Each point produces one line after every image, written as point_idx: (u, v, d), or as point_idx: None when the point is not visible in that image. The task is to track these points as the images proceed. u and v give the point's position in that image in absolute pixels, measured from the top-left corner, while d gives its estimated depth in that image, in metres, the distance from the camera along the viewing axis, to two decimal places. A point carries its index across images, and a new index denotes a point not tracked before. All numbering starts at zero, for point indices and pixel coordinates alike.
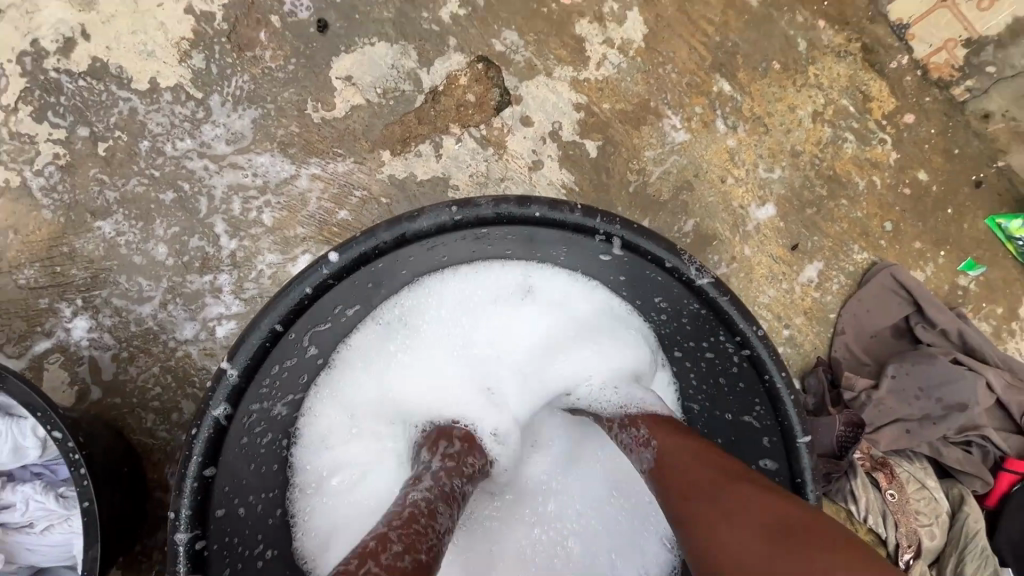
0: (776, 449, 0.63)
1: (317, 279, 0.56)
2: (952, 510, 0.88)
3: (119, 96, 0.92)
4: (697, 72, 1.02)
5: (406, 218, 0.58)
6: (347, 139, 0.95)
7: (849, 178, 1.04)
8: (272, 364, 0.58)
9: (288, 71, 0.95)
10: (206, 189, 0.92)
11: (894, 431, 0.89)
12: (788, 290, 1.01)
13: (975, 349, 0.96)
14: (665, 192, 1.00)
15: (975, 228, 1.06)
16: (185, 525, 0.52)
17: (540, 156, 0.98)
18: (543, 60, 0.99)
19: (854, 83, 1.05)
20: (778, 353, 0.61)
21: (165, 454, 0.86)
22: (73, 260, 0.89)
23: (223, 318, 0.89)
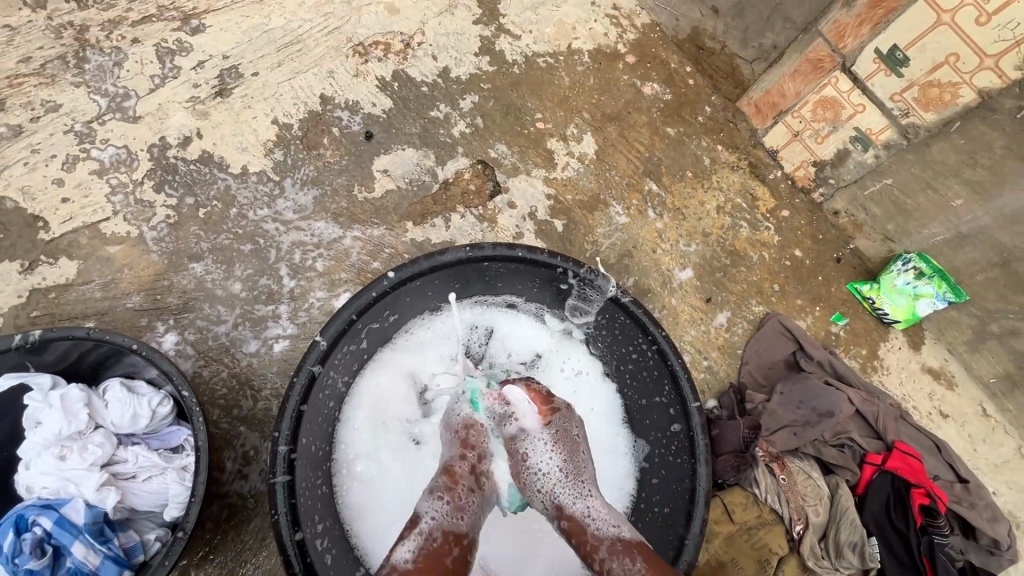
0: (680, 415, 0.93)
1: (381, 287, 0.89)
2: (832, 494, 1.15)
3: (218, 176, 1.28)
4: (633, 177, 1.44)
5: (436, 253, 0.92)
6: (382, 212, 1.31)
7: (745, 252, 1.43)
8: (343, 344, 0.89)
9: (342, 164, 1.33)
10: (276, 243, 1.25)
11: (784, 434, 1.19)
12: (705, 331, 1.35)
13: (843, 376, 1.29)
14: (612, 258, 1.37)
15: (840, 291, 1.44)
16: (285, 438, 0.80)
17: (521, 229, 1.35)
18: (524, 164, 1.40)
19: (744, 187, 1.49)
20: (677, 346, 0.92)
21: (225, 441, 1.09)
22: (170, 291, 1.18)
23: (280, 337, 1.18)
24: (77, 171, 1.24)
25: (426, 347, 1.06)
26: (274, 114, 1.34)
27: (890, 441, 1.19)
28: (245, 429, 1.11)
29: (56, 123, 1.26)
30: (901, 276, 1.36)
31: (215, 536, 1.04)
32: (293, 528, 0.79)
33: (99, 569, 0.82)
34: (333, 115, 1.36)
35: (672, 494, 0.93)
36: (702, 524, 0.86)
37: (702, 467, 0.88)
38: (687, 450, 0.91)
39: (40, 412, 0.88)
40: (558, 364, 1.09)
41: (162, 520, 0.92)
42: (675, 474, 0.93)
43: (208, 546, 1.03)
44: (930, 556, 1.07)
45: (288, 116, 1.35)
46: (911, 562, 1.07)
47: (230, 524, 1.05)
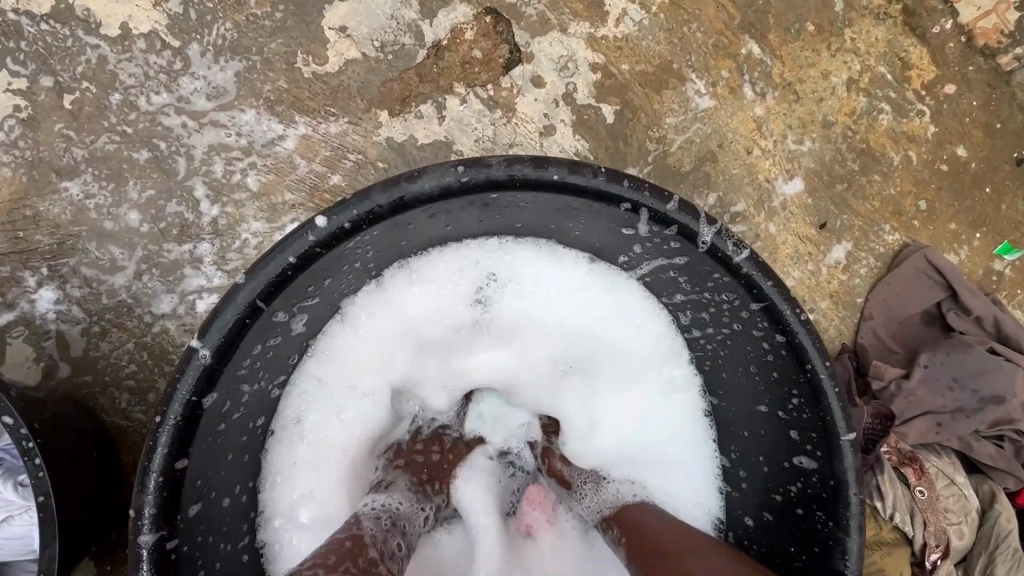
0: (815, 446, 0.58)
1: (302, 247, 0.50)
2: (981, 508, 0.83)
3: (86, 42, 0.83)
4: (725, 32, 0.94)
5: (404, 178, 0.51)
6: (341, 97, 0.87)
7: (883, 153, 0.97)
8: (252, 342, 0.54)
9: (275, 18, 0.86)
10: (185, 149, 0.83)
11: (923, 425, 0.84)
12: (814, 272, 0.94)
13: (1010, 339, 0.90)
14: (686, 163, 0.92)
15: (1015, 209, 0.99)
16: (149, 526, 0.49)
17: (551, 121, 0.90)
18: (557, 13, 0.90)
19: (893, 49, 0.97)
20: (823, 341, 0.54)
21: (142, 437, 0.79)
22: (38, 224, 0.81)
23: (204, 291, 0.82)
24: None
25: (409, 313, 0.68)
26: None
27: None
28: None
29: None
30: None
31: None
32: None
33: None
34: None
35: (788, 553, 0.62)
36: None
37: (852, 539, 0.55)
38: (823, 502, 0.58)
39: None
40: (616, 338, 0.70)
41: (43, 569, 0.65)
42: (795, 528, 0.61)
43: None
44: None
45: None
46: None
47: None
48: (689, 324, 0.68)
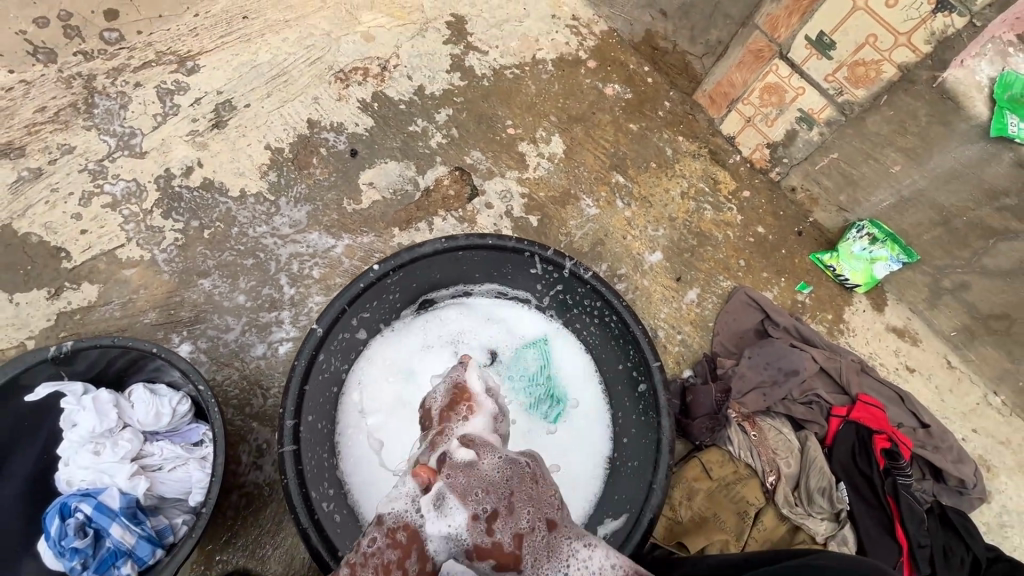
0: (644, 375, 1.03)
1: (367, 279, 1.00)
2: (801, 447, 1.24)
3: (219, 200, 1.40)
4: (601, 171, 1.56)
5: (416, 245, 1.03)
6: (370, 221, 1.43)
7: (711, 233, 1.54)
8: (339, 331, 1.00)
9: (331, 181, 1.46)
10: (275, 256, 1.36)
11: (753, 396, 1.28)
12: (678, 308, 1.45)
13: (809, 339, 1.38)
14: (585, 246, 1.48)
15: (803, 262, 1.53)
16: (291, 414, 0.91)
17: (499, 227, 1.47)
18: (498, 167, 1.52)
19: (706, 173, 1.59)
20: (636, 314, 1.03)
21: (240, 436, 1.20)
22: (183, 305, 1.30)
23: (284, 340, 1.29)
24: (93, 205, 1.36)
25: (425, 335, 1.16)
26: (267, 140, 1.47)
27: (854, 393, 1.28)
28: (256, 425, 1.22)
29: (71, 164, 1.39)
30: (857, 242, 1.46)
31: (236, 522, 1.14)
32: (301, 488, 0.89)
33: (136, 547, 0.92)
34: (320, 137, 1.49)
35: (641, 449, 1.02)
36: (667, 469, 0.95)
37: (665, 420, 0.98)
38: (652, 406, 1.01)
39: (71, 415, 0.99)
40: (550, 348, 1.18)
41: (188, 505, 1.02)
42: (643, 430, 1.03)
43: (229, 532, 1.13)
44: (895, 495, 1.14)
45: (279, 140, 1.48)
46: (878, 502, 1.15)
47: (249, 511, 1.15)
48: (580, 326, 1.16)
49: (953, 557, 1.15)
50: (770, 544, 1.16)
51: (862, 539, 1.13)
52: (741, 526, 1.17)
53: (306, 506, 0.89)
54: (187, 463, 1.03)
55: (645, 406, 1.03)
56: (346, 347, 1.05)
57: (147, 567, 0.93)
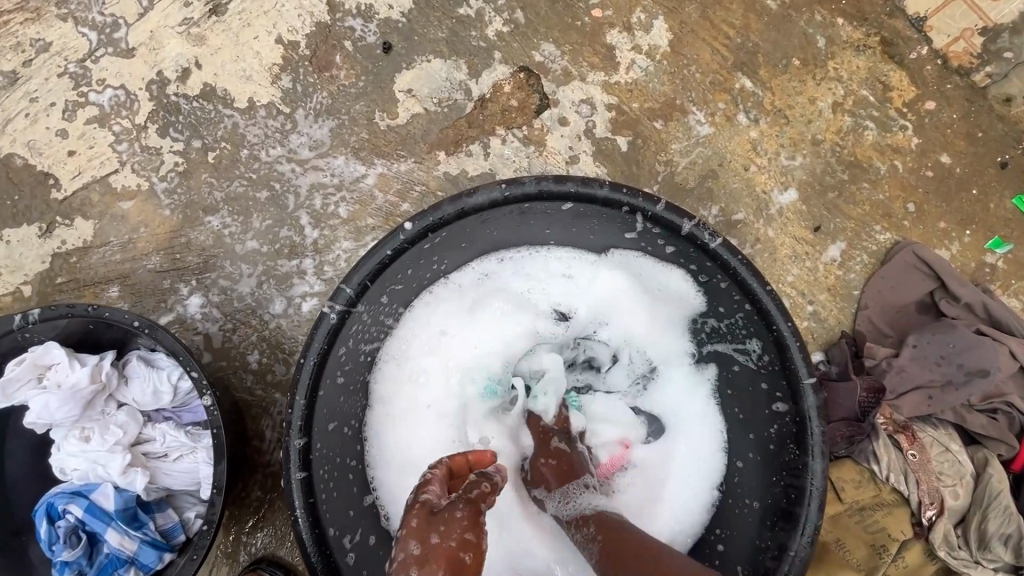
0: (783, 390, 0.73)
1: (396, 243, 0.71)
2: (977, 473, 0.92)
3: (224, 113, 1.12)
4: (719, 71, 1.12)
5: (465, 194, 0.71)
6: (409, 142, 1.11)
7: (870, 163, 1.10)
8: (359, 311, 0.73)
9: (359, 87, 1.12)
10: (293, 189, 1.09)
11: (915, 398, 0.94)
12: (812, 268, 1.08)
13: (1003, 324, 1.00)
14: (691, 180, 1.10)
15: (1002, 207, 1.09)
16: (297, 431, 0.67)
17: (575, 151, 1.11)
18: (577, 67, 1.12)
19: (875, 74, 1.11)
20: (784, 304, 0.70)
21: (261, 409, 1.02)
22: (189, 249, 1.08)
23: (307, 295, 1.06)
24: (79, 120, 1.11)
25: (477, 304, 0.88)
26: (277, 31, 1.13)
27: None
28: (280, 396, 1.03)
29: (49, 65, 1.12)
30: None
31: (262, 504, 1.00)
32: (315, 526, 0.67)
33: (138, 554, 0.78)
34: (343, 25, 1.13)
35: (765, 489, 0.75)
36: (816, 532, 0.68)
37: (816, 462, 0.68)
38: (795, 437, 0.71)
39: (27, 389, 0.81)
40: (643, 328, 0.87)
41: (201, 497, 0.87)
42: (774, 463, 0.74)
43: (256, 514, 1.00)
44: None
45: (292, 32, 1.13)
46: None
47: (276, 494, 1.00)
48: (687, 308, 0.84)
49: None
50: None
51: None
52: (875, 563, 0.90)
53: (321, 549, 0.68)
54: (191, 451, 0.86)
55: (780, 431, 0.74)
56: (373, 327, 0.79)
57: (153, 573, 0.79)
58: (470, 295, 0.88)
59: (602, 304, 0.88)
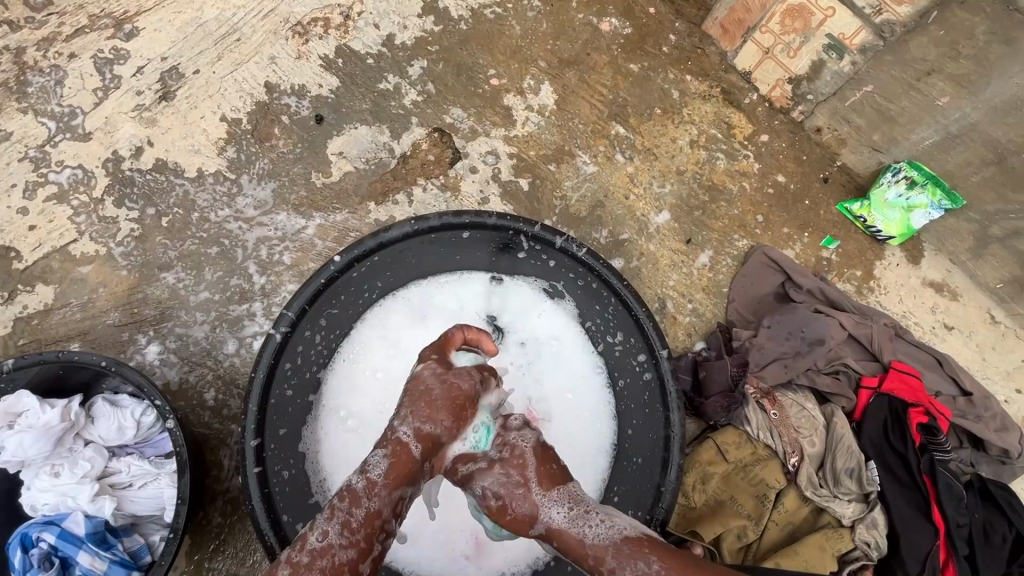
0: (649, 363, 0.92)
1: (327, 273, 0.88)
2: (827, 423, 1.13)
3: (176, 182, 1.27)
4: (598, 122, 1.38)
5: (381, 231, 0.90)
6: (342, 196, 1.29)
7: (724, 185, 1.37)
8: (301, 331, 0.88)
9: (297, 153, 1.31)
10: (242, 243, 1.24)
11: (774, 368, 1.16)
12: (688, 273, 1.31)
13: (836, 302, 1.24)
14: (583, 210, 1.33)
15: (829, 213, 1.37)
16: (251, 434, 0.81)
17: (486, 194, 1.32)
18: (482, 126, 1.35)
19: (719, 116, 1.40)
20: (639, 294, 0.91)
21: (220, 440, 1.13)
22: (146, 303, 1.20)
23: (258, 334, 1.20)
24: (38, 198, 1.24)
25: (408, 326, 1.01)
26: (221, 111, 1.31)
27: (887, 361, 1.16)
28: (236, 427, 1.14)
29: (10, 151, 1.26)
30: (892, 188, 1.29)
31: (223, 529, 1.09)
32: (270, 515, 0.80)
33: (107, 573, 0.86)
34: (280, 103, 1.33)
35: (648, 445, 0.93)
36: (679, 470, 0.86)
37: (675, 414, 0.88)
38: (660, 399, 0.91)
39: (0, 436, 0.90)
40: (547, 332, 1.03)
41: (164, 521, 0.96)
42: (650, 423, 0.93)
43: (216, 540, 1.08)
44: (932, 474, 1.04)
45: (235, 110, 1.32)
46: (912, 481, 1.05)
47: (236, 518, 1.10)
48: (584, 312, 1.01)
49: (992, 535, 1.05)
50: (790, 527, 1.08)
51: (894, 521, 1.03)
52: (759, 510, 1.08)
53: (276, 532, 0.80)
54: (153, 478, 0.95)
55: (652, 395, 0.93)
56: (319, 348, 0.93)
57: None
58: (403, 318, 1.01)
59: (513, 316, 1.04)
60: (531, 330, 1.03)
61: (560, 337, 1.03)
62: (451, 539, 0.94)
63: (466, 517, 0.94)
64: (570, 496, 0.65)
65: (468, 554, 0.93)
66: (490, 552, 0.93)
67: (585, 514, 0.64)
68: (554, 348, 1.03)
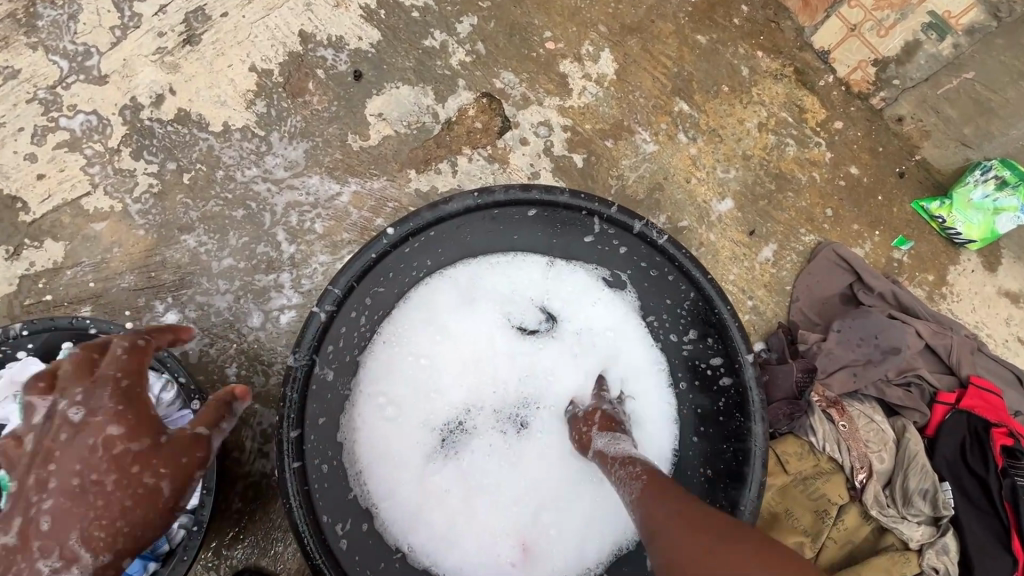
0: (730, 367, 0.82)
1: (379, 247, 0.78)
2: (897, 439, 1.05)
3: (199, 136, 1.16)
4: (660, 96, 1.26)
5: (441, 203, 0.79)
6: (380, 162, 1.18)
7: (792, 174, 1.26)
8: (345, 311, 0.79)
9: (332, 111, 1.19)
10: (270, 207, 1.14)
11: (842, 376, 1.07)
12: (749, 267, 1.21)
13: (909, 308, 1.15)
14: (640, 193, 1.22)
15: (904, 210, 1.26)
16: (291, 424, 0.73)
17: (536, 168, 1.21)
18: (534, 93, 1.23)
19: (792, 99, 1.28)
20: (723, 290, 0.80)
21: (241, 420, 1.05)
22: (164, 267, 1.10)
23: (284, 308, 1.10)
24: (48, 145, 1.13)
25: (453, 307, 0.93)
26: (251, 60, 1.19)
27: (965, 376, 1.07)
28: (259, 407, 1.06)
29: (18, 91, 1.14)
30: (979, 187, 1.18)
31: (243, 515, 1.01)
32: (309, 514, 0.72)
33: None
34: (315, 55, 1.21)
35: (720, 457, 0.84)
36: (760, 488, 0.76)
37: (756, 424, 0.78)
38: (739, 406, 0.81)
39: (1, 406, 0.81)
40: (603, 323, 0.95)
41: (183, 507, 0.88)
42: (725, 433, 0.84)
43: (236, 527, 1.01)
44: (1014, 501, 0.96)
45: (266, 60, 1.20)
46: (990, 507, 0.97)
47: (257, 505, 1.02)
48: (648, 305, 0.92)
49: None
50: (850, 546, 1.01)
51: (968, 549, 0.96)
52: (819, 527, 1.00)
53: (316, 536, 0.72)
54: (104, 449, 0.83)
55: (729, 403, 0.83)
56: (361, 329, 0.84)
57: None
58: (448, 299, 0.93)
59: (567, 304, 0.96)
60: (587, 320, 0.95)
61: (619, 329, 0.95)
62: (498, 544, 0.86)
63: (512, 520, 0.87)
64: (615, 438, 0.78)
65: (516, 562, 0.86)
66: (540, 557, 0.86)
67: (622, 446, 0.76)
68: (611, 340, 0.94)
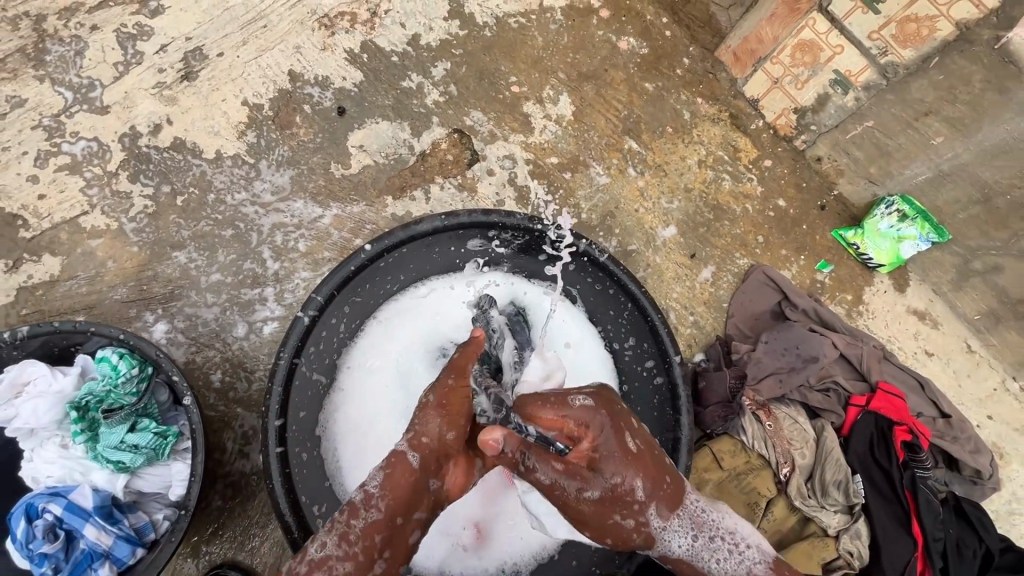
0: (662, 367, 0.96)
1: (358, 261, 0.91)
2: (817, 437, 1.18)
3: (193, 162, 1.27)
4: (612, 135, 1.43)
5: (412, 224, 0.92)
6: (360, 188, 1.31)
7: (728, 205, 1.43)
8: (327, 317, 0.91)
9: (316, 143, 1.32)
10: (257, 227, 1.25)
11: (769, 382, 1.21)
12: (691, 286, 1.36)
13: (828, 322, 1.30)
14: (594, 219, 1.37)
15: (825, 238, 1.44)
16: (275, 414, 0.84)
17: (501, 196, 1.35)
18: (501, 130, 1.38)
19: (727, 139, 1.46)
20: (655, 301, 0.95)
21: (224, 423, 1.13)
22: (156, 280, 1.19)
23: (267, 319, 1.20)
24: (49, 168, 1.22)
25: (425, 314, 1.00)
26: (243, 96, 1.32)
27: (874, 381, 1.22)
28: (241, 411, 1.14)
29: (24, 118, 1.24)
30: (885, 219, 1.36)
31: (222, 512, 1.08)
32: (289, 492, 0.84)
33: (113, 548, 0.85)
34: (303, 92, 1.34)
35: None
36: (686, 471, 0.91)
37: (684, 415, 0.93)
38: (670, 401, 0.95)
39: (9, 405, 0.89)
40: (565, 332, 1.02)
41: (169, 500, 0.95)
42: (659, 426, 0.96)
43: (216, 523, 1.08)
44: (913, 490, 1.10)
45: (257, 96, 1.32)
46: (895, 496, 1.11)
47: (236, 502, 1.09)
48: (602, 316, 1.02)
49: (965, 549, 1.11)
50: (777, 534, 1.13)
51: (876, 533, 1.09)
52: (750, 517, 1.12)
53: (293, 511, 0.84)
54: (95, 442, 0.91)
55: (662, 400, 0.97)
56: (340, 333, 0.94)
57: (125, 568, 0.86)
58: (421, 307, 1.00)
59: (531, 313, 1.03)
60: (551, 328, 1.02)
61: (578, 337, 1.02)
62: (453, 528, 0.95)
63: (466, 507, 0.96)
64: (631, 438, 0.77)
65: (468, 545, 0.95)
66: (492, 543, 0.96)
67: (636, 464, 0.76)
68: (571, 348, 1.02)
